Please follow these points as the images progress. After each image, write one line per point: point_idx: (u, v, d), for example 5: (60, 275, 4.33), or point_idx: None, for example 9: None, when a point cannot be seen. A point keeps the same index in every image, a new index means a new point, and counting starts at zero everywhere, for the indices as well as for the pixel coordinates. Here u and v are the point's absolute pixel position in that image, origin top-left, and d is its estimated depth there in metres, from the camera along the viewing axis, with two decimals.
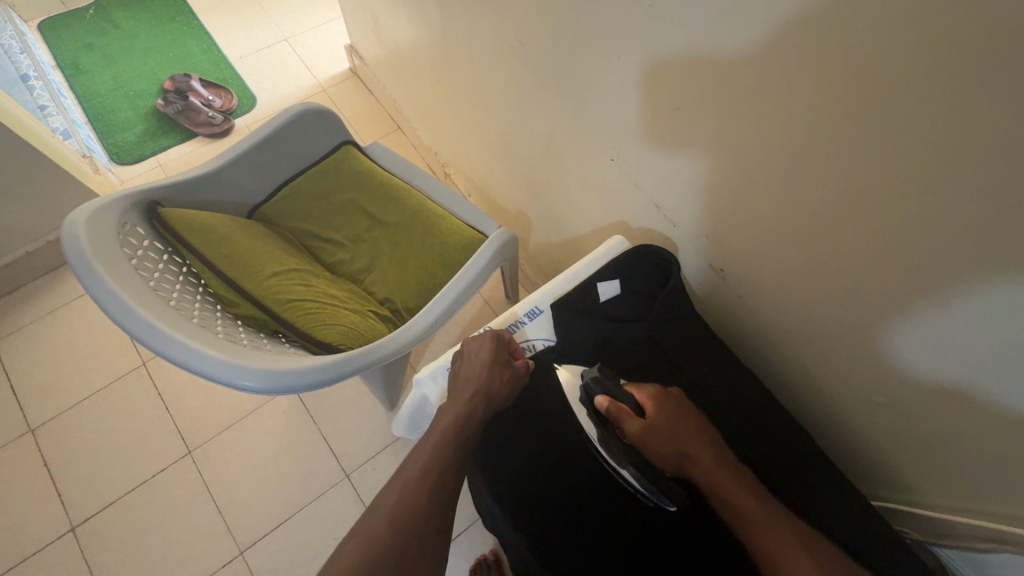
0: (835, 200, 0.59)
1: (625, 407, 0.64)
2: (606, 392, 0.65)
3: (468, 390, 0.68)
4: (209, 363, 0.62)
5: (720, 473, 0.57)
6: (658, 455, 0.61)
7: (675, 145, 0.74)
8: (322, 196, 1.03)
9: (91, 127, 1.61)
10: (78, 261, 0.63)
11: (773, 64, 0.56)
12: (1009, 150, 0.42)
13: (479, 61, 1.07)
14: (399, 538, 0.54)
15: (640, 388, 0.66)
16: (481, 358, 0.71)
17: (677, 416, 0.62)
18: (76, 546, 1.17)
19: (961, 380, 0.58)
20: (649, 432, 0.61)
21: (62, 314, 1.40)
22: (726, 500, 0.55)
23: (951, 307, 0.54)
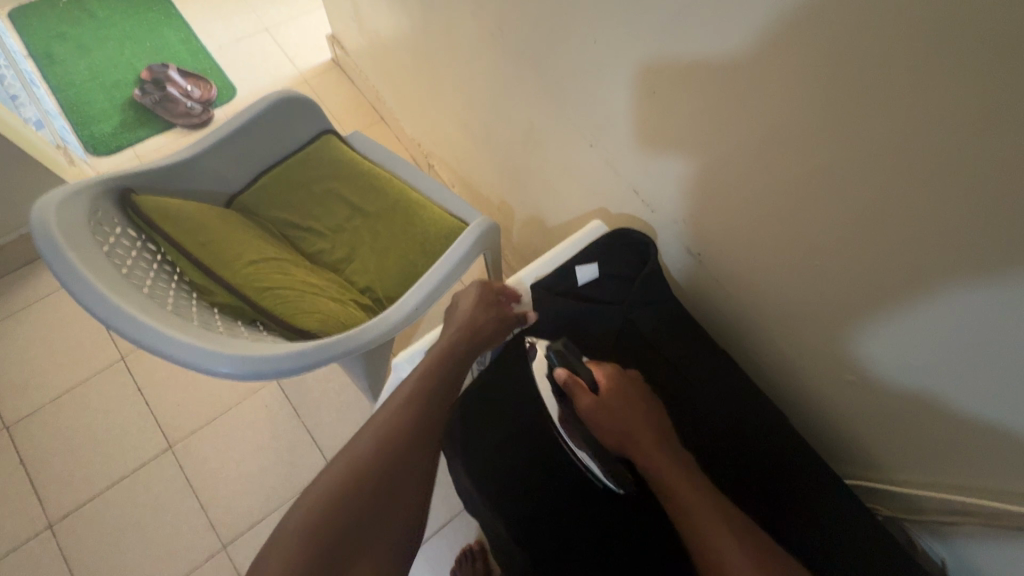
0: (808, 183, 0.59)
1: (582, 381, 0.64)
2: (566, 365, 0.66)
3: (455, 326, 0.75)
4: (183, 349, 0.61)
5: (660, 457, 0.59)
6: (607, 432, 0.61)
7: (654, 130, 0.74)
8: (302, 185, 1.02)
9: (66, 118, 1.58)
10: (48, 246, 0.62)
11: (748, 45, 0.56)
12: (974, 129, 0.43)
13: (460, 49, 1.07)
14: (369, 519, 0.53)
15: (599, 364, 0.66)
16: (467, 304, 0.78)
17: (630, 397, 0.63)
18: (54, 543, 1.15)
19: (947, 368, 0.57)
20: (597, 410, 0.62)
21: (36, 309, 1.37)
22: (660, 480, 0.57)
23: (937, 293, 0.54)
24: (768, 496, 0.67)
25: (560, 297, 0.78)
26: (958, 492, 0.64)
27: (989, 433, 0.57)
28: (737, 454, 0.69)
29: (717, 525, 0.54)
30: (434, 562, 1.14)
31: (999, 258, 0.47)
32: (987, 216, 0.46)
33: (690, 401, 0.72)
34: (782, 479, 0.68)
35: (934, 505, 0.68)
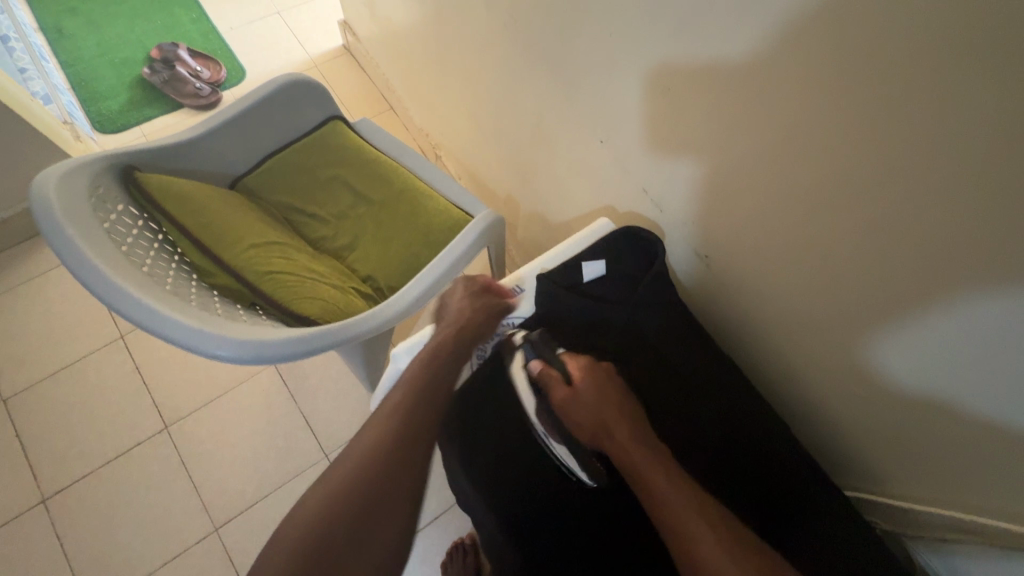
0: (822, 188, 0.58)
1: (554, 374, 0.66)
2: (540, 357, 0.68)
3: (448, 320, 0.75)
4: (182, 331, 0.61)
5: (631, 450, 0.59)
6: (578, 425, 0.63)
7: (666, 128, 0.73)
8: (307, 171, 1.01)
9: (74, 93, 1.57)
10: (48, 221, 0.61)
11: (770, 42, 0.54)
12: (998, 144, 0.42)
13: (473, 39, 1.05)
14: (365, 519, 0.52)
15: (573, 355, 0.67)
16: (457, 296, 0.79)
17: (601, 388, 0.63)
18: (47, 518, 1.15)
19: (964, 370, 0.55)
20: (570, 401, 0.63)
21: (36, 284, 1.37)
22: (632, 473, 0.58)
23: (959, 295, 0.51)
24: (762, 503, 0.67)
25: (566, 293, 0.75)
26: (965, 512, 0.63)
27: (996, 450, 0.56)
28: (731, 461, 0.69)
29: (693, 519, 0.53)
30: (426, 552, 1.18)
31: (1017, 272, 0.45)
32: (1005, 231, 0.45)
33: (690, 405, 0.72)
34: (778, 488, 0.68)
35: (935, 521, 0.67)
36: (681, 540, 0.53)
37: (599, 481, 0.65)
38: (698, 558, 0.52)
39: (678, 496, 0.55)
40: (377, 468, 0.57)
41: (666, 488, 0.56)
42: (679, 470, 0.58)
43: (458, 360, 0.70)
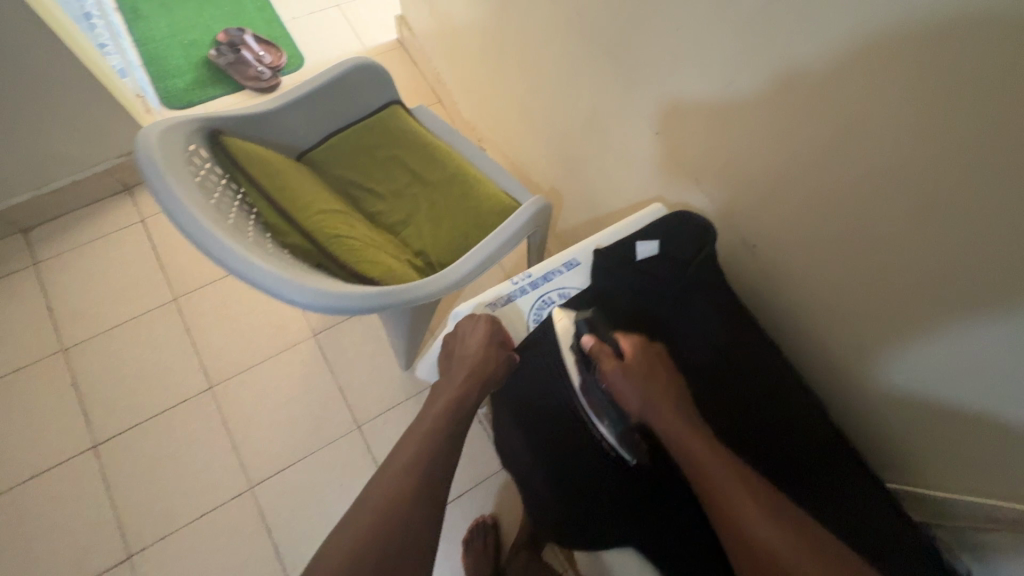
0: (869, 183, 0.60)
1: (607, 348, 0.66)
2: (594, 333, 0.67)
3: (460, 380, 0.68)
4: (263, 275, 0.66)
5: (682, 426, 0.59)
6: (628, 397, 0.63)
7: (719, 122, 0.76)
8: (367, 149, 1.07)
9: (145, 71, 1.66)
10: (150, 166, 0.67)
11: (829, 41, 0.56)
12: None
13: (533, 34, 1.10)
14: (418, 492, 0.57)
15: (624, 334, 0.68)
16: (474, 341, 0.70)
17: (652, 365, 0.64)
18: (96, 464, 1.22)
19: (992, 367, 0.58)
20: (621, 374, 0.63)
21: (99, 245, 1.45)
22: (683, 448, 0.58)
23: (1002, 288, 0.53)
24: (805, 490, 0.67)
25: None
26: (1001, 501, 0.64)
27: None
28: (775, 449, 0.68)
29: (744, 495, 0.53)
30: (449, 526, 1.21)
31: None
32: None
33: (740, 387, 0.70)
34: (824, 480, 0.68)
35: (968, 512, 0.68)
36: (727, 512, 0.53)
37: (640, 458, 0.65)
38: (743, 530, 0.52)
39: (729, 473, 0.55)
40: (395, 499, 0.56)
41: (719, 466, 0.56)
42: (725, 447, 0.58)
43: (459, 413, 0.67)
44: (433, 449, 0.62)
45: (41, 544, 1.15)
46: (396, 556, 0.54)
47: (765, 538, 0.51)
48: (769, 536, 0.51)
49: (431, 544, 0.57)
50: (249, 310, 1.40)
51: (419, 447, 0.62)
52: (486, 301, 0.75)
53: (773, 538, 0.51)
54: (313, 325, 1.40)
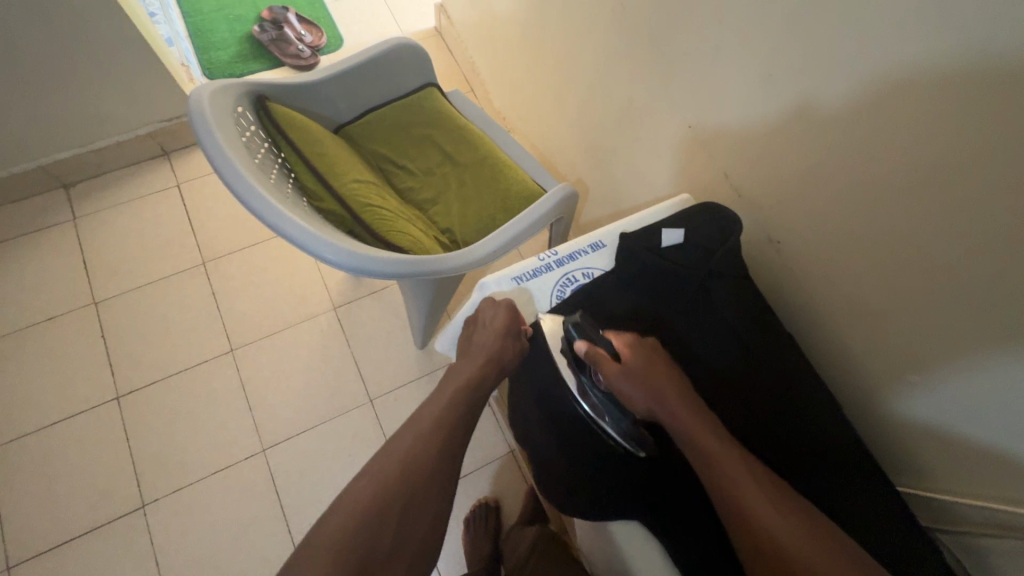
0: (903, 180, 0.61)
1: (602, 352, 0.66)
2: (586, 337, 0.67)
3: (480, 358, 0.69)
4: (300, 232, 0.68)
5: (686, 424, 0.59)
6: (630, 399, 0.63)
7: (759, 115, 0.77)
8: (402, 128, 1.09)
9: (190, 42, 1.71)
10: (201, 122, 0.71)
11: (883, 34, 0.57)
12: None
13: (574, 25, 1.12)
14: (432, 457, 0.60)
15: (617, 334, 0.68)
16: (493, 327, 0.71)
17: (650, 364, 0.64)
18: (118, 413, 1.27)
19: (1008, 373, 0.58)
20: (621, 375, 0.63)
21: (135, 205, 1.50)
22: (689, 447, 0.58)
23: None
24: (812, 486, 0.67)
25: (648, 254, 0.72)
26: (1007, 506, 0.63)
27: None
28: (785, 446, 0.69)
29: (752, 490, 0.54)
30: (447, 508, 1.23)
31: None
32: None
33: (757, 379, 0.71)
34: (836, 479, 0.68)
35: (974, 515, 0.68)
36: (738, 510, 0.54)
37: (647, 450, 0.66)
38: (756, 526, 0.52)
39: (737, 469, 0.56)
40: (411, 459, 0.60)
41: (727, 462, 0.56)
42: (730, 441, 0.59)
43: (476, 390, 0.69)
44: (452, 416, 0.65)
45: (61, 485, 1.20)
46: (410, 509, 0.57)
47: (780, 533, 0.51)
48: (784, 531, 0.51)
49: (441, 500, 0.59)
50: (274, 279, 1.44)
51: (439, 414, 0.65)
52: (514, 273, 0.77)
53: (788, 531, 0.51)
54: (334, 298, 1.43)
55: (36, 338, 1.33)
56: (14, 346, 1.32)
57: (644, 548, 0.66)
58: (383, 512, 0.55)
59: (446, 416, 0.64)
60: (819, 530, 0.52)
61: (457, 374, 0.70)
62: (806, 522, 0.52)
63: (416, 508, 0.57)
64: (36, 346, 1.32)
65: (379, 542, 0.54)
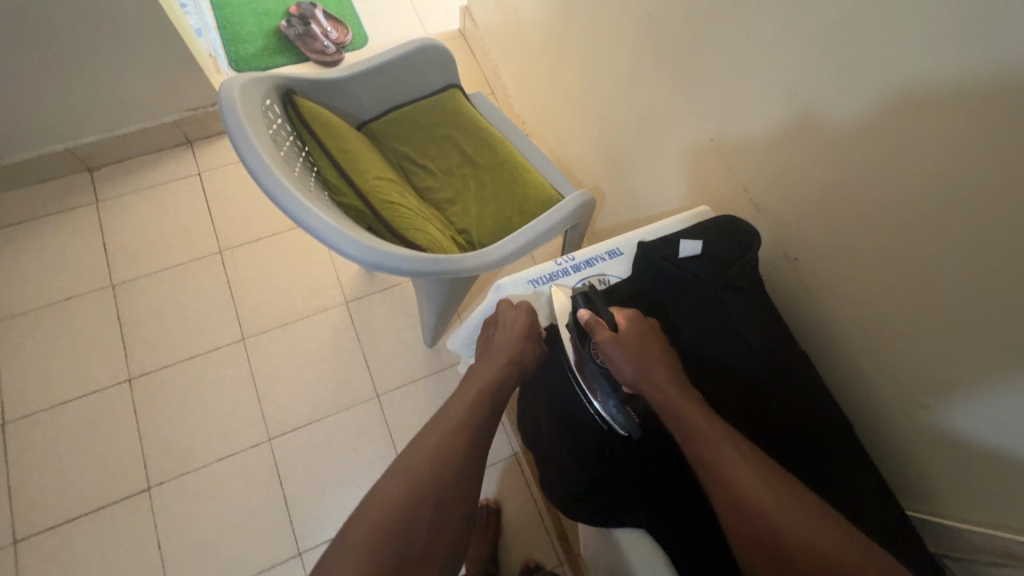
0: (927, 201, 0.60)
1: (601, 322, 0.66)
2: (590, 308, 0.68)
3: (501, 359, 0.69)
4: (322, 225, 0.69)
5: (677, 398, 0.59)
6: (622, 367, 0.63)
7: (782, 130, 0.77)
8: (424, 127, 1.10)
9: (219, 34, 1.74)
10: (231, 114, 0.72)
11: (912, 54, 0.57)
12: None
13: (599, 33, 1.13)
14: (451, 462, 0.60)
15: (620, 309, 0.69)
16: (513, 330, 0.71)
17: (648, 338, 0.65)
18: (129, 395, 1.28)
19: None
20: (614, 344, 0.63)
21: (157, 191, 1.52)
22: (679, 419, 0.58)
23: None
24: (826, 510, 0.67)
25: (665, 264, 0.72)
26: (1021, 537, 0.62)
27: None
28: (794, 464, 0.68)
29: (739, 463, 0.54)
30: None
31: None
32: None
33: (772, 395, 0.70)
34: (849, 499, 0.68)
35: (986, 544, 0.66)
36: (724, 482, 0.53)
37: (631, 429, 0.66)
38: (741, 496, 0.52)
39: (724, 442, 0.55)
40: (430, 462, 0.59)
41: (716, 434, 0.56)
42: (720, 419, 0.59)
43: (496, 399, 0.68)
44: (468, 417, 0.65)
45: (70, 465, 1.21)
46: (426, 512, 0.56)
47: (764, 505, 0.51)
48: (767, 502, 0.51)
49: (449, 498, 0.59)
50: (288, 271, 1.45)
51: (457, 416, 0.64)
52: (531, 276, 0.76)
53: (771, 502, 0.51)
54: (346, 293, 1.44)
55: (54, 318, 1.35)
56: (31, 325, 1.34)
57: (650, 558, 0.64)
58: (403, 518, 0.55)
59: (462, 416, 0.65)
60: (805, 505, 0.51)
61: (476, 376, 0.69)
62: (784, 491, 0.52)
63: (433, 509, 0.57)
64: (54, 325, 1.34)
65: (401, 548, 0.54)
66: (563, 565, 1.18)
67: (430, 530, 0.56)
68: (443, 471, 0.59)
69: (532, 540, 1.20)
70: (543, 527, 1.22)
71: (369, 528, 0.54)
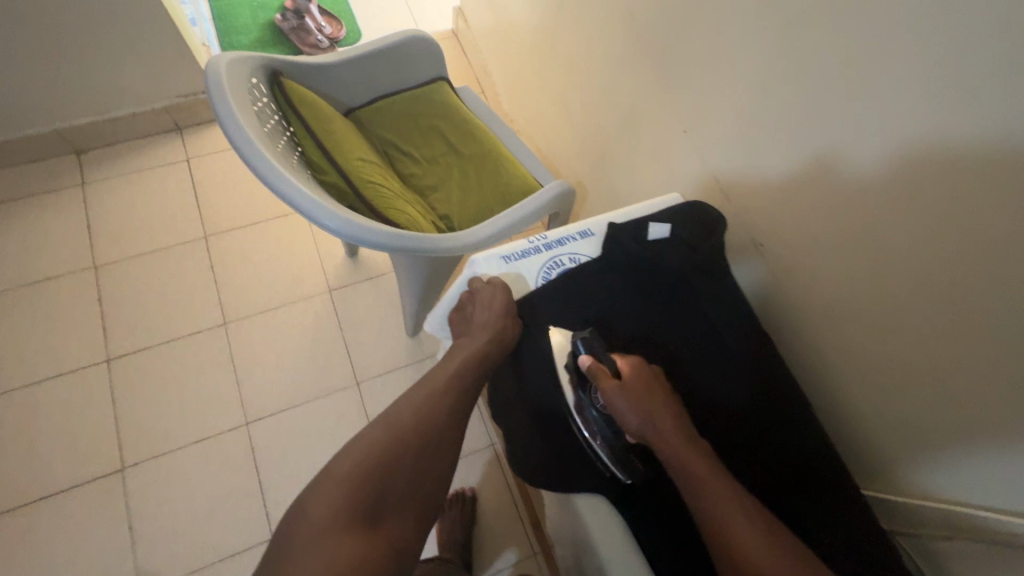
0: (872, 180, 0.65)
1: (604, 369, 0.66)
2: (591, 353, 0.68)
3: (485, 333, 0.70)
4: (300, 196, 0.71)
5: (679, 448, 0.60)
6: (625, 417, 0.63)
7: (797, 174, 0.75)
8: (411, 116, 1.13)
9: (214, 25, 1.76)
10: (216, 87, 0.74)
11: (938, 109, 0.56)
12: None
13: (584, 31, 1.16)
14: (426, 431, 0.63)
15: (622, 354, 0.69)
16: (492, 307, 0.72)
17: (649, 386, 0.65)
18: (107, 376, 1.28)
19: (962, 370, 0.60)
20: (618, 392, 0.64)
21: (144, 176, 1.53)
22: (681, 472, 0.58)
23: (976, 283, 0.57)
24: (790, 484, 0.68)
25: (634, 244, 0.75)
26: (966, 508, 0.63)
27: (993, 444, 0.59)
28: (754, 438, 0.70)
29: (740, 522, 0.54)
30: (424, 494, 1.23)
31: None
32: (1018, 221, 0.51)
33: (733, 372, 0.73)
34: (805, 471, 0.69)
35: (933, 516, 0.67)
36: (727, 540, 0.54)
37: (634, 477, 0.66)
38: (739, 556, 0.52)
39: (727, 497, 0.56)
40: (405, 427, 0.63)
41: (719, 490, 0.56)
42: (724, 472, 0.59)
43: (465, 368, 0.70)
44: (445, 390, 0.68)
45: (43, 443, 1.20)
46: (396, 470, 0.59)
47: (765, 567, 0.51)
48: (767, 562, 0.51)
49: (422, 463, 0.62)
50: (273, 259, 1.46)
51: (436, 388, 0.68)
52: (503, 252, 0.78)
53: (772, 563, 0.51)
54: (330, 281, 1.45)
55: (34, 296, 1.35)
56: (11, 303, 1.33)
57: (608, 524, 0.66)
58: (374, 472, 0.58)
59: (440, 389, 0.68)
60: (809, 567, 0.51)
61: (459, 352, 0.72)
62: (786, 550, 0.52)
63: (404, 470, 0.60)
64: (34, 305, 1.34)
65: (368, 501, 0.56)
66: (537, 555, 1.19)
67: (400, 493, 0.59)
68: (416, 437, 0.62)
69: (508, 530, 1.21)
70: (518, 517, 1.22)
71: (342, 479, 0.57)
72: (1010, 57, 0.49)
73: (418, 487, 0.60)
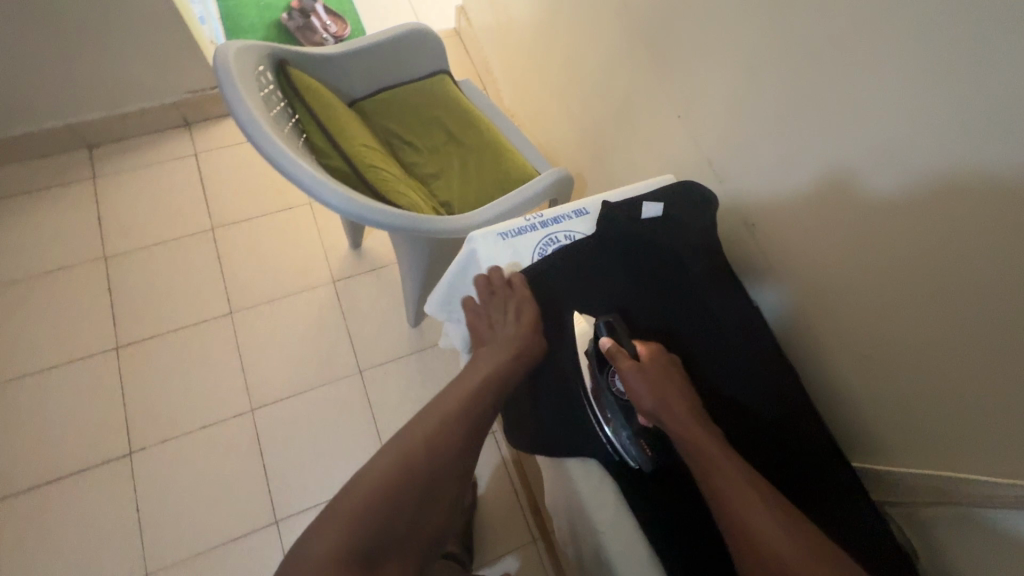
0: (858, 159, 0.66)
1: (623, 352, 0.67)
2: (612, 337, 0.69)
3: (508, 349, 0.70)
4: (304, 174, 0.74)
5: (695, 429, 0.60)
6: (642, 397, 0.63)
7: (811, 194, 0.74)
8: (413, 107, 1.16)
9: (221, 24, 1.80)
10: (224, 72, 0.77)
11: (958, 132, 0.55)
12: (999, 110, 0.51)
13: (582, 25, 1.18)
14: (439, 461, 0.62)
15: (643, 342, 0.70)
16: (520, 325, 0.71)
17: (667, 372, 0.66)
18: (115, 363, 1.31)
19: (944, 340, 0.62)
20: (637, 373, 0.64)
21: (153, 170, 1.56)
22: (695, 451, 0.58)
23: (956, 255, 0.58)
24: (781, 457, 0.70)
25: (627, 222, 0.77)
26: (958, 473, 0.63)
27: (975, 412, 0.61)
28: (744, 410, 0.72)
29: (752, 504, 0.54)
30: None
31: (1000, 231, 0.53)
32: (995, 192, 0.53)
33: (724, 346, 0.74)
34: (803, 450, 0.70)
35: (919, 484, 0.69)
36: (739, 519, 0.53)
37: (643, 462, 0.66)
38: (752, 535, 0.52)
39: (741, 479, 0.56)
40: (418, 455, 0.62)
41: (734, 472, 0.56)
42: (737, 456, 0.59)
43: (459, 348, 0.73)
44: (462, 407, 0.66)
45: (52, 428, 1.23)
46: (405, 500, 0.59)
47: (777, 546, 0.51)
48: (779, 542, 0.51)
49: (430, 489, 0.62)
50: (277, 251, 1.49)
51: (452, 406, 0.66)
52: (500, 230, 0.81)
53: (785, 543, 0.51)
54: (333, 273, 1.47)
55: (45, 286, 1.38)
56: (22, 293, 1.37)
57: (601, 492, 0.68)
58: (384, 504, 0.58)
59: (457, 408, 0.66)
60: (825, 551, 0.51)
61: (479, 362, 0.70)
62: (799, 532, 0.52)
63: (412, 501, 0.60)
64: (45, 294, 1.37)
65: (375, 533, 0.57)
66: (537, 539, 1.20)
67: (409, 522, 0.60)
68: (428, 467, 0.62)
69: (508, 514, 1.23)
70: (518, 502, 1.24)
71: (353, 507, 0.57)
72: (1005, 49, 0.50)
73: (426, 516, 0.61)
